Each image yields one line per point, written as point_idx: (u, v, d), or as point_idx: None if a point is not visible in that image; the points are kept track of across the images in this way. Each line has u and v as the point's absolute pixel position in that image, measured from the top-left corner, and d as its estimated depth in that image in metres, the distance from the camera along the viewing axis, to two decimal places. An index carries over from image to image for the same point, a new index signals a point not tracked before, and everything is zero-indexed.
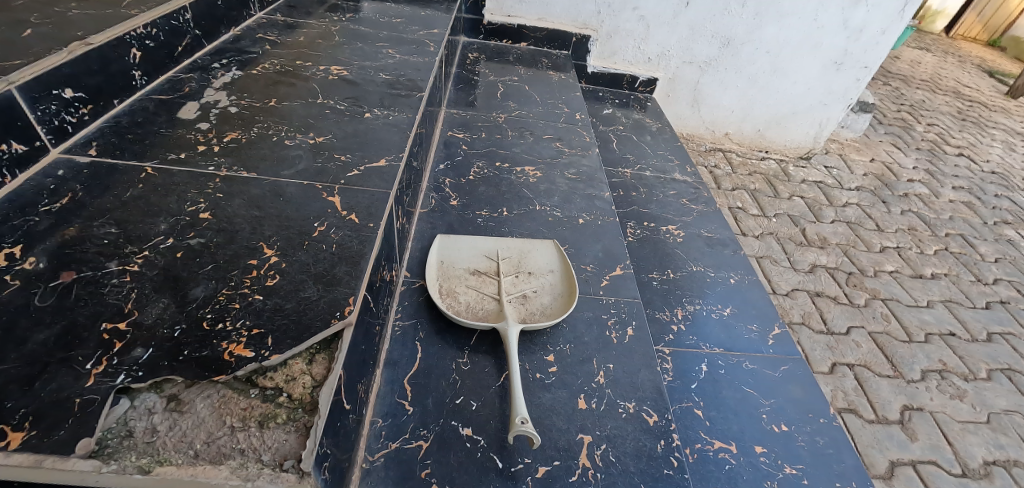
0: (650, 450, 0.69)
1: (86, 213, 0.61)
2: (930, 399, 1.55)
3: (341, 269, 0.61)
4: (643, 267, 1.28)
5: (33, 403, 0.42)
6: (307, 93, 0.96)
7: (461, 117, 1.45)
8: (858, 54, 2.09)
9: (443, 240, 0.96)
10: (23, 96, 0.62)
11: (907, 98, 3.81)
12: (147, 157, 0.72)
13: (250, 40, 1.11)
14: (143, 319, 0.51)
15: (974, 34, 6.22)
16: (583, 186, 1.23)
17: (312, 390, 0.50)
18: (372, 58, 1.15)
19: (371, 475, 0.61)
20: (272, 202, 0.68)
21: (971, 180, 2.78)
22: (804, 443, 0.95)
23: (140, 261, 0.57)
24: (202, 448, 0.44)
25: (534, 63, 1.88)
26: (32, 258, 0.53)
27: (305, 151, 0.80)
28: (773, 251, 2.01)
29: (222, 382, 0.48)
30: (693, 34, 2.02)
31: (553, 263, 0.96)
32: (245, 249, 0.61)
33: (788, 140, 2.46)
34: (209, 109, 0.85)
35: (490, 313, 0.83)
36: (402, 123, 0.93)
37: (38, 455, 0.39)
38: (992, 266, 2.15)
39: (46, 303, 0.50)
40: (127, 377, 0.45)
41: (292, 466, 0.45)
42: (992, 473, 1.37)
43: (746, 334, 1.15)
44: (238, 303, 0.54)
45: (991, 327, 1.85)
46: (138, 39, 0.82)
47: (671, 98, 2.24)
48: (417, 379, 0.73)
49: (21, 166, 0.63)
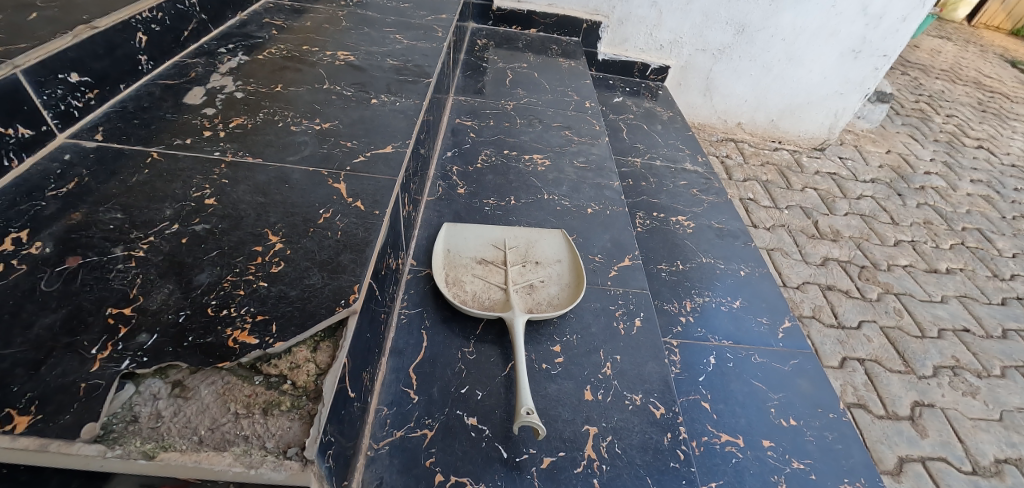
0: (656, 443, 0.69)
1: (92, 198, 0.60)
2: (941, 395, 1.53)
3: (346, 256, 0.60)
4: (650, 258, 1.26)
5: (38, 388, 0.42)
6: (314, 79, 0.95)
7: (470, 105, 1.43)
8: (877, 42, 2.04)
9: (449, 229, 0.96)
10: (28, 80, 0.61)
11: (926, 88, 3.72)
12: (153, 143, 0.71)
13: (255, 25, 1.10)
14: (148, 305, 0.50)
15: (996, 22, 6.04)
16: (592, 176, 1.22)
17: (317, 377, 0.49)
18: (379, 43, 1.13)
19: (375, 464, 0.61)
20: (277, 189, 0.68)
21: (990, 173, 2.71)
22: (812, 438, 0.93)
23: (145, 246, 0.56)
24: (206, 434, 0.44)
25: (544, 49, 1.85)
26: (38, 243, 0.53)
27: (311, 137, 0.79)
28: (784, 244, 1.98)
29: (226, 369, 0.48)
30: (707, 21, 1.98)
31: (561, 253, 0.95)
32: (250, 236, 0.60)
33: (802, 130, 2.42)
34: (215, 95, 0.84)
35: (497, 302, 0.82)
36: (408, 109, 0.91)
37: (44, 439, 0.39)
38: (1010, 262, 2.11)
39: (53, 287, 0.50)
40: (132, 363, 0.45)
41: (295, 453, 0.45)
42: (1002, 471, 1.36)
43: (756, 327, 1.13)
44: (242, 289, 0.54)
45: (1007, 324, 1.82)
46: (143, 23, 0.81)
47: (682, 87, 2.21)
48: (422, 368, 0.73)
49: (27, 151, 0.63)
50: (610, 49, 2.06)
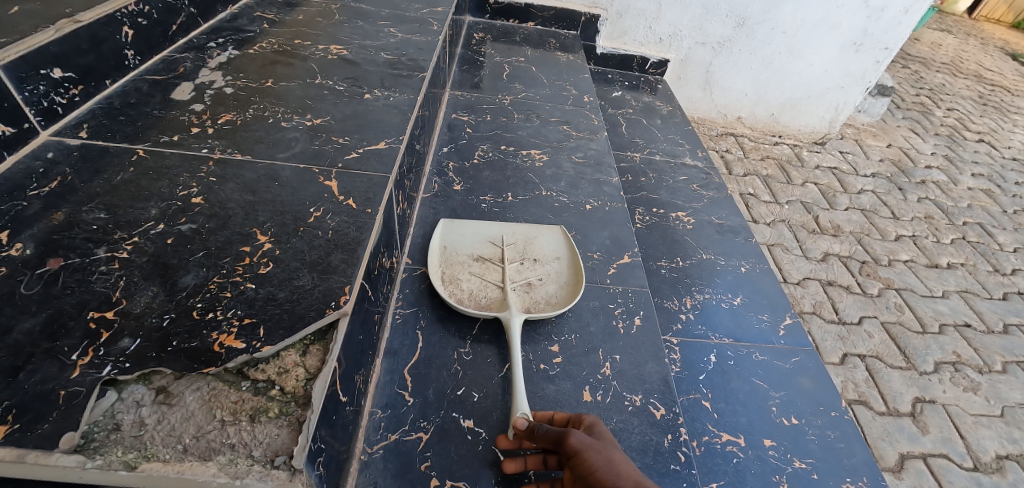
0: (657, 445, 0.68)
1: (76, 197, 0.59)
2: (942, 391, 1.52)
3: (337, 256, 0.59)
4: (651, 255, 1.25)
5: (16, 396, 0.40)
6: (306, 73, 0.92)
7: (466, 100, 1.41)
8: (879, 34, 2.01)
9: (445, 226, 0.94)
10: (8, 75, 0.59)
11: (927, 81, 3.70)
12: (139, 140, 0.69)
13: (247, 18, 1.08)
14: (131, 308, 0.49)
15: (998, 15, 6.02)
16: (591, 172, 1.20)
17: (306, 383, 0.48)
18: (373, 37, 1.11)
19: (369, 468, 0.60)
20: (267, 187, 0.66)
21: (991, 167, 2.70)
22: (814, 437, 0.92)
23: (129, 247, 0.55)
24: (191, 443, 0.42)
25: (542, 43, 1.82)
26: (18, 244, 0.52)
27: (302, 133, 0.77)
28: (784, 239, 1.97)
29: (212, 375, 0.46)
30: (707, 14, 1.96)
31: (559, 249, 0.93)
32: (238, 235, 0.59)
33: (802, 124, 2.40)
34: (203, 90, 0.82)
35: (494, 301, 0.80)
36: (403, 105, 0.89)
37: (21, 449, 0.37)
38: (1011, 256, 2.09)
39: (33, 291, 0.48)
40: (113, 369, 0.43)
41: (283, 463, 0.43)
42: (1004, 468, 1.35)
43: (757, 324, 1.12)
44: (229, 291, 0.52)
45: (1008, 318, 1.81)
46: (130, 17, 0.79)
47: (682, 80, 2.19)
48: (418, 369, 0.71)
49: (8, 148, 0.61)
50: (609, 42, 2.03)
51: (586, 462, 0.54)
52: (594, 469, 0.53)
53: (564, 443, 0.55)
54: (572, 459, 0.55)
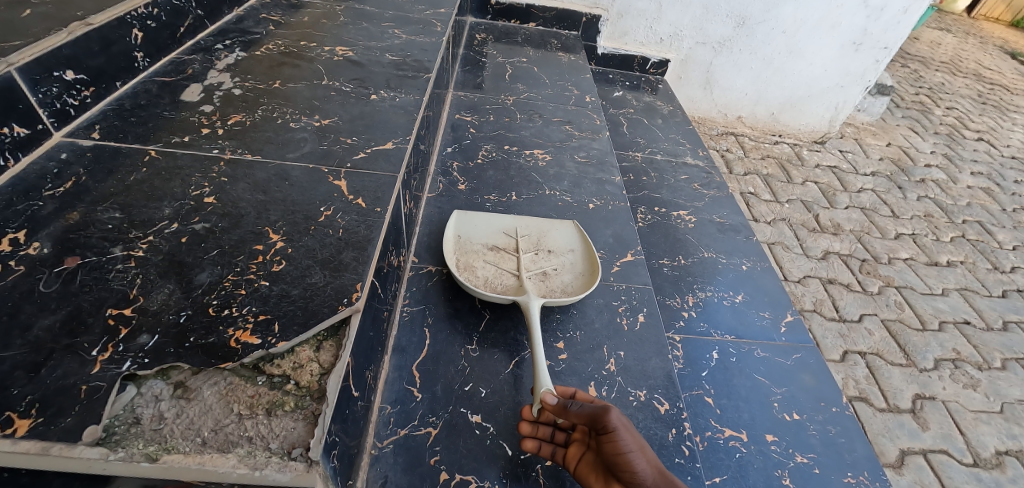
0: (661, 439, 0.69)
1: (90, 197, 0.60)
2: (942, 388, 1.53)
3: (348, 254, 0.60)
4: (653, 253, 1.26)
5: (38, 390, 0.41)
6: (312, 74, 0.94)
7: (469, 100, 1.42)
8: (878, 34, 2.02)
9: (460, 216, 0.95)
10: (23, 78, 0.60)
11: (926, 80, 3.72)
12: (151, 141, 0.70)
13: (253, 20, 1.09)
14: (148, 305, 0.50)
15: (996, 13, 6.04)
16: (593, 171, 1.21)
17: (320, 377, 0.49)
18: (377, 38, 1.12)
19: (379, 462, 0.61)
20: (277, 187, 0.67)
21: (991, 165, 2.71)
22: (815, 433, 0.94)
23: (144, 245, 0.56)
24: (210, 435, 0.43)
25: (543, 44, 1.83)
26: (36, 244, 0.53)
27: (310, 134, 0.78)
28: (784, 237, 1.98)
29: (228, 370, 0.47)
30: (707, 14, 1.97)
31: (574, 242, 0.94)
32: (251, 234, 0.60)
33: (802, 124, 2.41)
34: (212, 92, 0.83)
35: (510, 287, 0.82)
36: (409, 105, 0.90)
37: (46, 442, 0.38)
38: (1010, 254, 2.11)
39: (51, 289, 0.49)
40: (133, 364, 0.45)
41: (300, 454, 0.44)
42: (1003, 463, 1.36)
43: (758, 321, 1.13)
44: (244, 288, 0.53)
45: (1008, 316, 1.82)
46: (139, 19, 0.80)
47: (682, 80, 2.20)
48: (426, 365, 0.72)
49: (23, 150, 0.62)
50: (610, 42, 2.04)
51: (615, 442, 0.57)
52: (622, 450, 0.56)
53: (603, 419, 0.58)
54: (603, 435, 0.58)
